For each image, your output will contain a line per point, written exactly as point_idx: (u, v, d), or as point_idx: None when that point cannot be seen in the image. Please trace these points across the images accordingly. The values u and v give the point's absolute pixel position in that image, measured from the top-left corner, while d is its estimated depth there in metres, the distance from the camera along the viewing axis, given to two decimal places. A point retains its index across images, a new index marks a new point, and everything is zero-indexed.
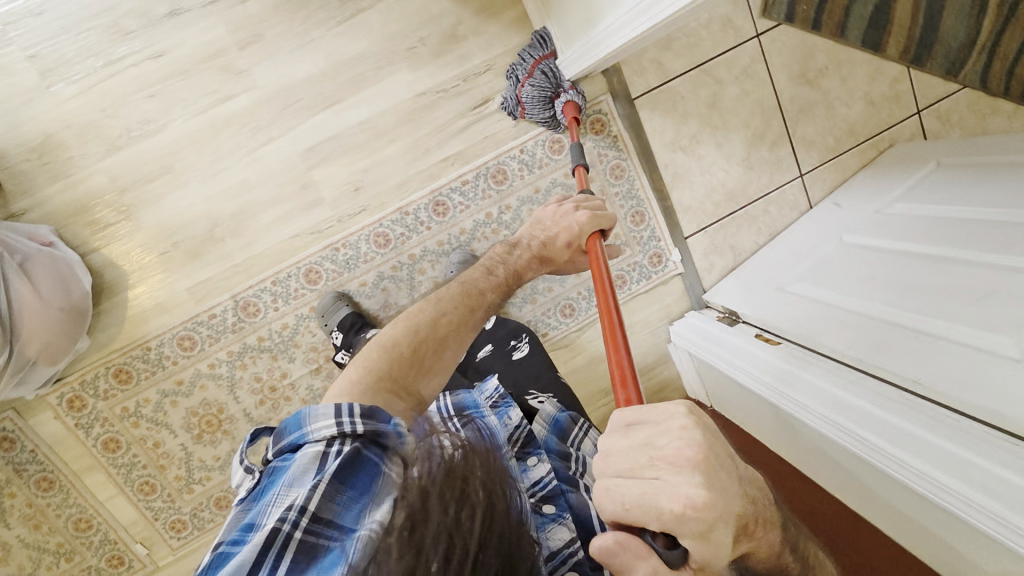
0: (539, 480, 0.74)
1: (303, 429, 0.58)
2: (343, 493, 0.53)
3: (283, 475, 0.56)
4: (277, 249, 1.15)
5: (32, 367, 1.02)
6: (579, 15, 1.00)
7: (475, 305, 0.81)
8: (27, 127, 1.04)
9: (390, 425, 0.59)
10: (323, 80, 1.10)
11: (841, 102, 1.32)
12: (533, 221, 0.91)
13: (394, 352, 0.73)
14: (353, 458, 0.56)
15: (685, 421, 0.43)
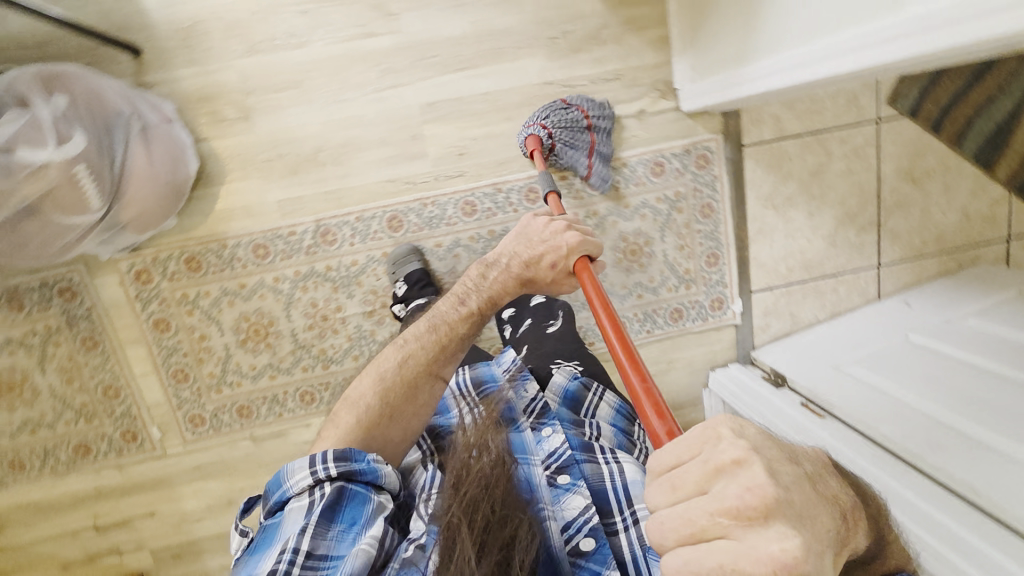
0: (554, 451, 0.79)
1: (285, 487, 0.72)
2: (331, 529, 0.67)
3: (275, 527, 0.69)
4: (370, 189, 1.18)
5: (122, 230, 1.05)
6: (727, 51, 1.02)
7: (444, 342, 0.87)
8: (180, 7, 1.08)
9: (360, 462, 0.72)
10: (463, 44, 1.13)
11: (937, 206, 1.33)
12: (519, 237, 0.94)
13: (362, 405, 0.82)
14: (332, 498, 0.69)
15: (736, 456, 0.42)
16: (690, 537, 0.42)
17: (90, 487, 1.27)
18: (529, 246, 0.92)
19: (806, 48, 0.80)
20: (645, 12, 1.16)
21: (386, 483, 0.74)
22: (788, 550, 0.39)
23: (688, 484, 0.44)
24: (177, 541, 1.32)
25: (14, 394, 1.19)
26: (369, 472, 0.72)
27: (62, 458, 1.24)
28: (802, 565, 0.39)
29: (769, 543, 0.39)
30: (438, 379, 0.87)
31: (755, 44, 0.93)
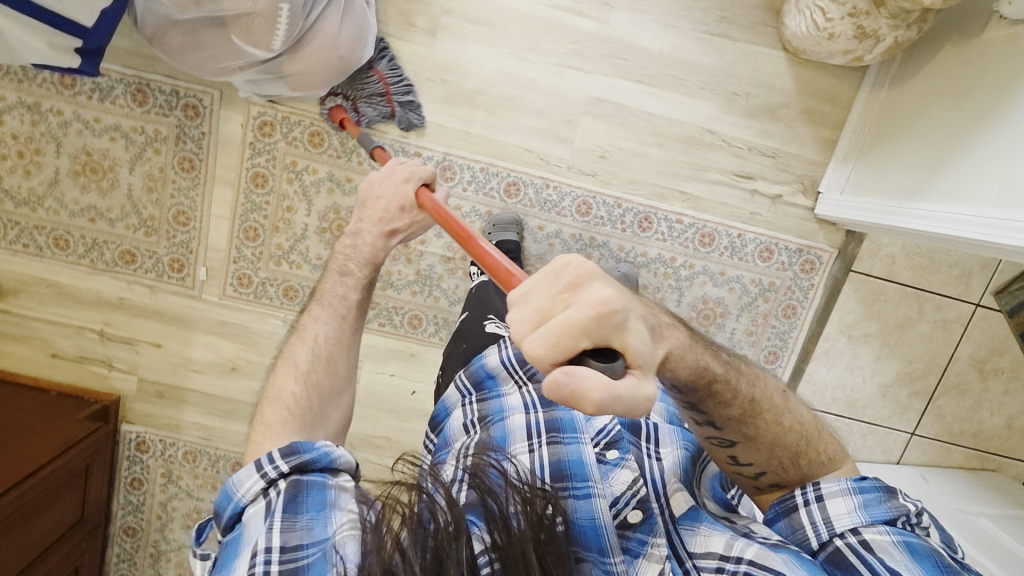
0: (604, 428, 0.79)
1: (234, 498, 0.61)
2: (300, 520, 0.58)
3: (229, 544, 0.58)
4: (506, 148, 1.19)
5: (277, 79, 1.05)
6: (896, 183, 1.04)
7: (338, 312, 0.83)
8: None
9: (309, 449, 0.63)
10: (654, 61, 1.15)
11: (989, 405, 1.36)
12: (366, 197, 0.88)
13: (284, 397, 0.74)
14: (291, 491, 0.60)
15: (570, 259, 0.43)
16: (534, 321, 0.42)
17: (115, 296, 1.25)
18: (377, 205, 0.87)
19: (995, 213, 0.82)
20: (827, 111, 1.18)
21: (341, 464, 0.65)
22: (603, 293, 0.42)
23: (537, 298, 0.43)
24: (166, 382, 1.30)
25: (93, 178, 1.18)
26: (322, 458, 0.63)
27: (105, 257, 1.23)
28: (617, 297, 0.42)
29: (590, 287, 0.42)
30: (350, 343, 0.83)
31: (935, 186, 0.95)
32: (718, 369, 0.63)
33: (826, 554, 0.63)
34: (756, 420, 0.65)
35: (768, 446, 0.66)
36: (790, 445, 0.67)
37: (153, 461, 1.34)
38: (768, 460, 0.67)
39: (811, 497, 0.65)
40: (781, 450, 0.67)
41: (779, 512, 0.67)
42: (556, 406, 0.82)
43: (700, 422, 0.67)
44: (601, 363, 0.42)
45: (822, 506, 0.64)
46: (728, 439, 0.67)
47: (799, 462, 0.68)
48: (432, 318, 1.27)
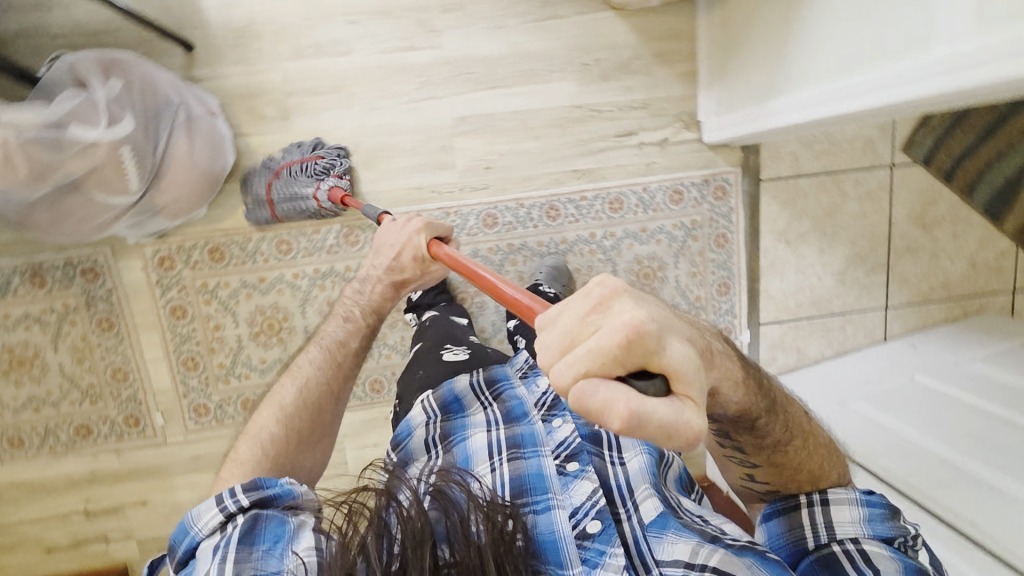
0: (564, 440, 0.79)
1: (191, 533, 0.66)
2: (255, 550, 0.62)
3: (190, 575, 0.63)
4: (397, 194, 1.21)
5: (152, 215, 1.06)
6: (755, 88, 1.06)
7: (337, 362, 0.91)
8: (239, 10, 1.10)
9: (272, 488, 0.69)
10: (500, 64, 1.17)
11: (946, 254, 1.36)
12: (375, 247, 0.96)
13: (263, 437, 0.80)
14: (250, 525, 0.64)
15: (603, 282, 0.42)
16: (562, 345, 0.41)
17: (86, 473, 1.25)
18: (385, 253, 0.95)
19: (829, 87, 0.85)
20: (676, 46, 1.20)
21: (301, 502, 0.70)
22: (636, 315, 0.40)
23: (569, 325, 0.41)
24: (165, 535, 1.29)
25: (23, 371, 1.19)
26: (282, 492, 0.69)
27: (62, 438, 1.23)
28: (649, 318, 0.40)
29: (617, 305, 0.41)
30: (339, 398, 0.90)
31: (791, 79, 0.95)
32: (761, 406, 0.61)
33: (817, 556, 0.68)
34: (789, 437, 0.66)
35: (790, 469, 0.69)
36: (811, 466, 0.70)
37: None
38: (784, 480, 0.70)
39: (814, 500, 0.70)
40: (801, 472, 0.69)
41: (776, 511, 0.72)
42: (519, 423, 0.84)
43: (727, 447, 0.67)
44: (642, 386, 0.40)
45: (824, 510, 0.70)
46: (753, 461, 0.68)
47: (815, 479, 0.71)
48: (392, 377, 1.27)
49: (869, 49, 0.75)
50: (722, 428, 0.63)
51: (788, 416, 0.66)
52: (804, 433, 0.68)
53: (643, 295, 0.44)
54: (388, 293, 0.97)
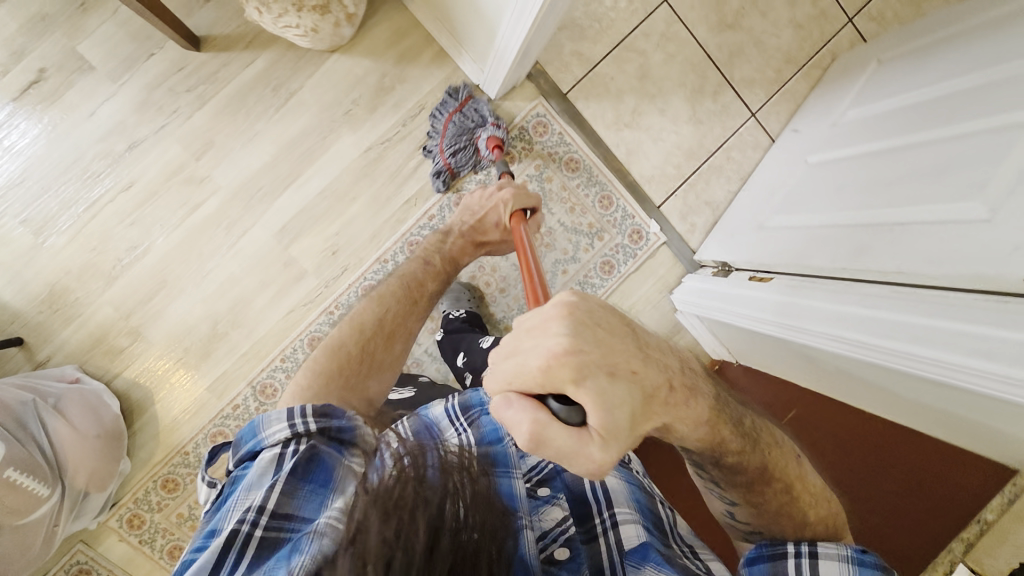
0: (535, 466, 0.74)
1: (259, 437, 0.65)
2: (302, 490, 0.60)
3: (243, 481, 0.62)
4: (278, 329, 1.20)
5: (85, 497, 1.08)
6: (481, 38, 1.07)
7: (415, 297, 0.94)
8: (34, 281, 1.14)
9: (342, 422, 0.66)
10: (278, 163, 1.18)
11: (769, 34, 1.33)
12: (462, 209, 1.07)
13: (336, 349, 0.82)
14: (308, 456, 0.62)
15: (557, 299, 0.50)
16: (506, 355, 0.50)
17: None
18: (470, 213, 1.06)
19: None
20: (409, 42, 1.21)
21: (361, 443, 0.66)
22: (553, 342, 0.47)
23: (521, 339, 0.50)
24: None
25: None
26: (348, 431, 0.66)
27: None
28: (570, 352, 0.47)
29: (548, 338, 0.48)
30: (407, 337, 0.90)
31: (491, 8, 0.96)
32: (737, 437, 0.59)
33: None
34: (774, 467, 0.62)
35: (777, 503, 0.63)
36: (802, 504, 0.64)
37: None
38: (770, 520, 0.63)
39: (802, 551, 0.59)
40: (785, 512, 0.63)
41: (762, 555, 0.62)
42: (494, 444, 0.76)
43: (703, 475, 0.66)
44: (557, 408, 0.47)
45: (811, 565, 0.58)
46: (730, 497, 0.65)
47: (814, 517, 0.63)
48: None
49: None
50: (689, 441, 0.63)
51: (777, 444, 0.64)
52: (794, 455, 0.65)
53: (603, 318, 0.51)
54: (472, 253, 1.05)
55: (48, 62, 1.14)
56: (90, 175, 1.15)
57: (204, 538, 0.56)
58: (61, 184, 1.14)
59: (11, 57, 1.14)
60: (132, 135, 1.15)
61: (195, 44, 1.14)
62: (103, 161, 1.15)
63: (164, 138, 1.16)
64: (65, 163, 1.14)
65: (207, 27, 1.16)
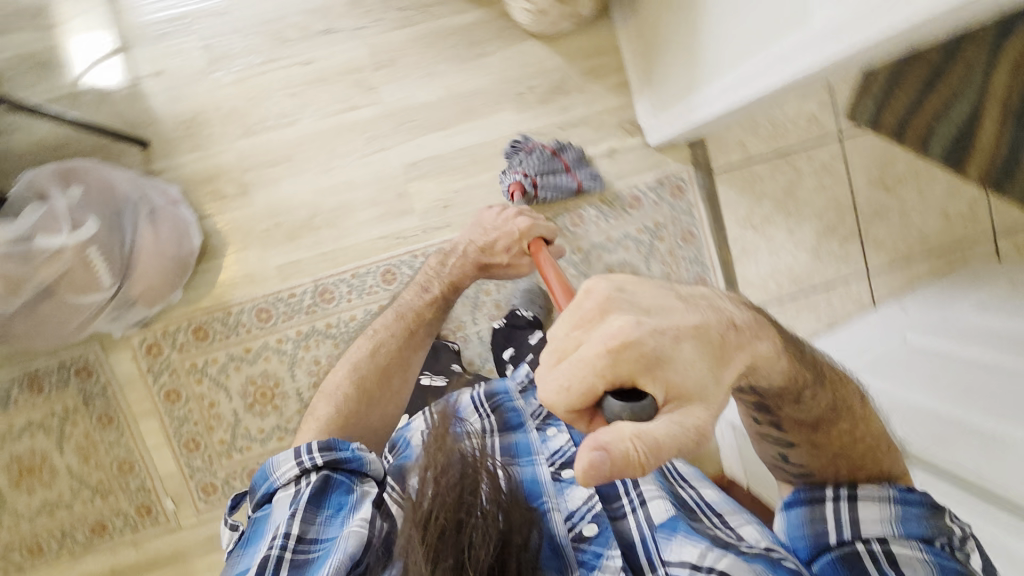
0: (558, 448, 0.86)
1: (271, 480, 0.80)
2: (320, 515, 0.74)
3: (268, 514, 0.77)
4: (364, 247, 1.24)
5: (130, 306, 1.12)
6: (675, 89, 1.10)
7: (408, 328, 1.02)
8: (184, 100, 1.19)
9: (345, 451, 0.80)
10: (440, 106, 1.23)
11: (917, 210, 1.36)
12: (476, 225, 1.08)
13: (337, 393, 0.94)
14: (321, 484, 0.77)
15: (588, 287, 0.49)
16: (561, 359, 0.47)
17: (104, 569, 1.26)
18: (482, 233, 1.06)
19: (735, 74, 0.88)
20: (604, 61, 1.25)
21: (369, 470, 0.81)
22: (616, 329, 0.45)
23: (567, 345, 0.47)
24: None
25: (33, 475, 1.22)
26: (354, 460, 0.80)
27: (78, 539, 1.25)
28: (636, 333, 0.44)
29: (608, 318, 0.46)
30: (404, 366, 1.00)
31: (700, 71, 0.99)
32: (809, 377, 0.62)
33: (839, 553, 0.69)
34: (835, 421, 0.67)
35: (834, 450, 0.69)
36: (855, 452, 0.70)
37: None
38: (826, 465, 0.71)
39: (842, 495, 0.71)
40: (841, 459, 0.70)
41: (800, 500, 0.74)
42: (516, 431, 0.89)
43: (763, 421, 0.68)
44: (623, 404, 0.43)
45: (852, 507, 0.70)
46: (789, 439, 0.69)
47: (867, 466, 0.71)
48: None
49: (756, 29, 0.79)
50: (764, 403, 0.64)
51: (835, 386, 0.66)
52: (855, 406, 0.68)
53: (640, 296, 0.49)
54: (468, 266, 1.07)
55: None
56: (277, 38, 1.20)
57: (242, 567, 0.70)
58: (251, 32, 1.19)
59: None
60: (332, 22, 1.20)
61: None
62: (297, 32, 1.20)
63: (358, 37, 1.20)
64: (262, 17, 1.19)
65: None
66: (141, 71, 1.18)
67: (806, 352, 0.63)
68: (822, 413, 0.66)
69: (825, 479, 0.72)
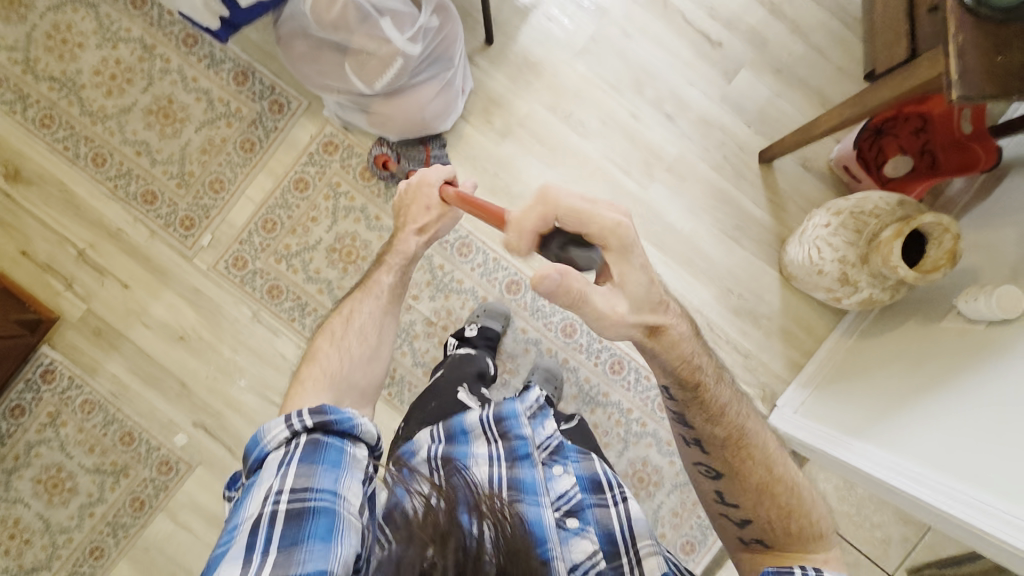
0: (564, 493, 0.78)
1: (262, 444, 0.69)
2: (314, 469, 0.65)
3: (254, 481, 0.66)
4: (522, 251, 1.29)
5: (360, 111, 1.19)
6: (859, 420, 1.08)
7: (373, 287, 0.92)
8: (540, 49, 1.30)
9: (332, 412, 0.70)
10: (674, 236, 1.29)
11: None
12: (400, 207, 0.94)
13: (319, 358, 0.84)
14: (311, 446, 0.68)
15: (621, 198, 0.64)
16: (567, 203, 0.63)
17: (115, 227, 1.28)
18: (417, 211, 0.92)
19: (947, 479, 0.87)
20: (802, 337, 1.28)
21: (363, 437, 0.71)
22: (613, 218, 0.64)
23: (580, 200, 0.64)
24: (109, 323, 1.28)
25: (164, 123, 1.28)
26: (344, 423, 0.70)
27: (129, 188, 1.28)
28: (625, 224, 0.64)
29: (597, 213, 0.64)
30: (376, 326, 0.89)
31: (906, 437, 0.97)
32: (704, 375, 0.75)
33: None
34: (740, 453, 0.74)
35: (755, 487, 0.73)
36: (777, 492, 0.72)
37: (49, 395, 1.27)
38: (755, 506, 0.73)
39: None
40: (768, 497, 0.72)
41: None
42: (521, 466, 0.78)
43: (691, 441, 0.78)
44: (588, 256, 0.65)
45: None
46: (714, 469, 0.76)
47: (789, 522, 0.71)
48: (390, 370, 1.27)
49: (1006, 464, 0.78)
50: (678, 408, 0.77)
51: (732, 416, 0.76)
52: (763, 452, 0.74)
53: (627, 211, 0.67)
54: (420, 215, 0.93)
55: (728, 41, 1.30)
56: (634, 85, 1.30)
57: (226, 540, 0.61)
58: (627, 62, 1.30)
59: (727, 13, 1.31)
60: (677, 115, 1.30)
61: (766, 160, 1.28)
62: (651, 96, 1.30)
63: (681, 141, 1.30)
64: (642, 63, 1.30)
65: (783, 166, 1.30)
66: (538, 6, 1.30)
67: (715, 368, 0.77)
68: (721, 441, 0.75)
69: (766, 532, 0.72)
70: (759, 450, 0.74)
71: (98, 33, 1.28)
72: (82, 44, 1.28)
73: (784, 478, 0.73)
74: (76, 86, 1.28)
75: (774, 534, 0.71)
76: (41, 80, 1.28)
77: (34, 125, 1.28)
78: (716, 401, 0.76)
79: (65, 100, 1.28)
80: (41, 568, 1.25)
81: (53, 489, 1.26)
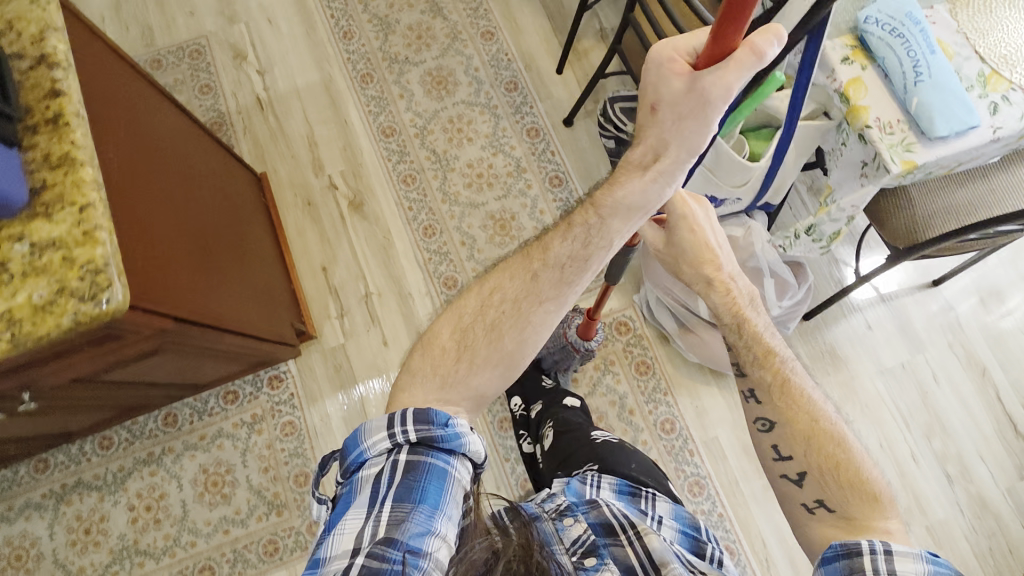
0: (578, 538, 0.64)
1: (362, 447, 0.63)
2: (409, 509, 0.57)
3: (351, 496, 0.60)
4: (750, 523, 1.21)
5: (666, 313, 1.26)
6: None
7: (533, 270, 0.73)
8: (851, 350, 1.31)
9: (438, 424, 0.62)
10: None
11: None
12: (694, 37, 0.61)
13: (440, 350, 0.71)
14: (411, 466, 0.60)
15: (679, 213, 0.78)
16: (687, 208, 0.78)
17: (407, 290, 1.35)
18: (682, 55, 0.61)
19: None
20: None
21: (467, 450, 0.64)
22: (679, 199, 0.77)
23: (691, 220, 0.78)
24: (350, 366, 1.30)
25: (498, 232, 1.37)
26: (450, 439, 0.62)
27: (437, 268, 1.35)
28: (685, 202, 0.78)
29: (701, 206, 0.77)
30: (522, 316, 0.72)
31: None
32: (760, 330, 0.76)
33: None
34: (787, 396, 0.70)
35: (804, 435, 0.68)
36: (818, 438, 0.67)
37: (264, 399, 1.28)
38: None
39: (877, 547, 0.55)
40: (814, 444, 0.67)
41: (835, 555, 0.57)
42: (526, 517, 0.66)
43: (748, 394, 0.74)
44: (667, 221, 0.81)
45: (887, 557, 0.54)
46: (767, 421, 0.71)
47: (841, 473, 0.65)
48: None
49: None
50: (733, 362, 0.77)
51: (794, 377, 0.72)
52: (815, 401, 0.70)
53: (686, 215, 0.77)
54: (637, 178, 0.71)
55: None
56: (924, 430, 1.26)
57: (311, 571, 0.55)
58: (927, 405, 1.28)
59: None
60: (958, 481, 1.24)
61: None
62: (938, 448, 1.25)
63: (953, 509, 1.22)
64: (941, 413, 1.27)
65: None
66: (862, 308, 1.33)
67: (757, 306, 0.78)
68: (767, 383, 0.72)
69: (826, 493, 0.65)
70: (807, 392, 0.70)
71: (489, 138, 1.43)
72: (471, 138, 1.43)
73: (833, 426, 0.68)
74: (447, 167, 1.41)
75: (833, 491, 0.65)
76: (424, 148, 1.42)
77: (395, 177, 1.41)
78: (763, 345, 0.75)
79: (431, 171, 1.41)
80: (150, 556, 1.19)
81: (210, 487, 1.24)
